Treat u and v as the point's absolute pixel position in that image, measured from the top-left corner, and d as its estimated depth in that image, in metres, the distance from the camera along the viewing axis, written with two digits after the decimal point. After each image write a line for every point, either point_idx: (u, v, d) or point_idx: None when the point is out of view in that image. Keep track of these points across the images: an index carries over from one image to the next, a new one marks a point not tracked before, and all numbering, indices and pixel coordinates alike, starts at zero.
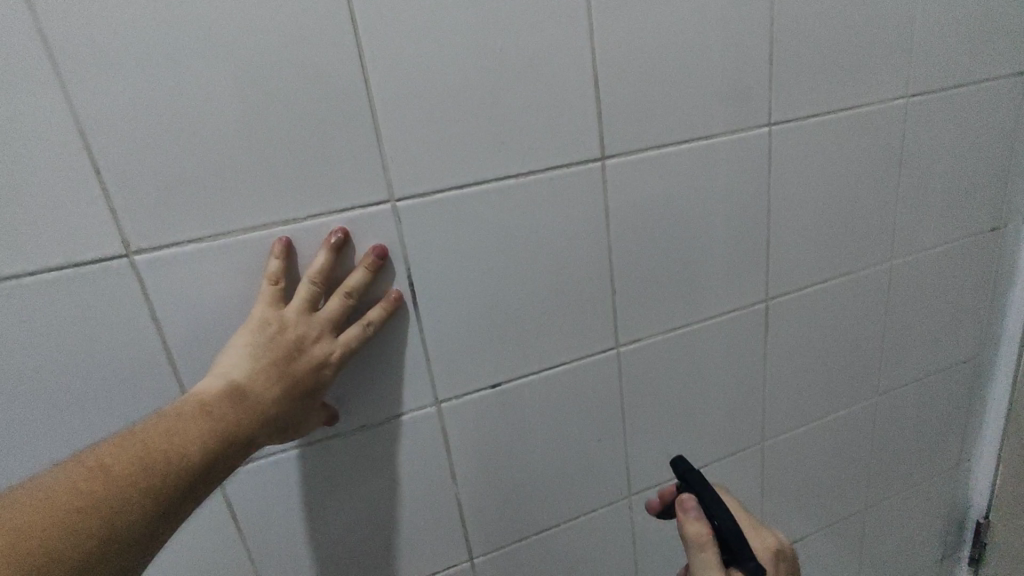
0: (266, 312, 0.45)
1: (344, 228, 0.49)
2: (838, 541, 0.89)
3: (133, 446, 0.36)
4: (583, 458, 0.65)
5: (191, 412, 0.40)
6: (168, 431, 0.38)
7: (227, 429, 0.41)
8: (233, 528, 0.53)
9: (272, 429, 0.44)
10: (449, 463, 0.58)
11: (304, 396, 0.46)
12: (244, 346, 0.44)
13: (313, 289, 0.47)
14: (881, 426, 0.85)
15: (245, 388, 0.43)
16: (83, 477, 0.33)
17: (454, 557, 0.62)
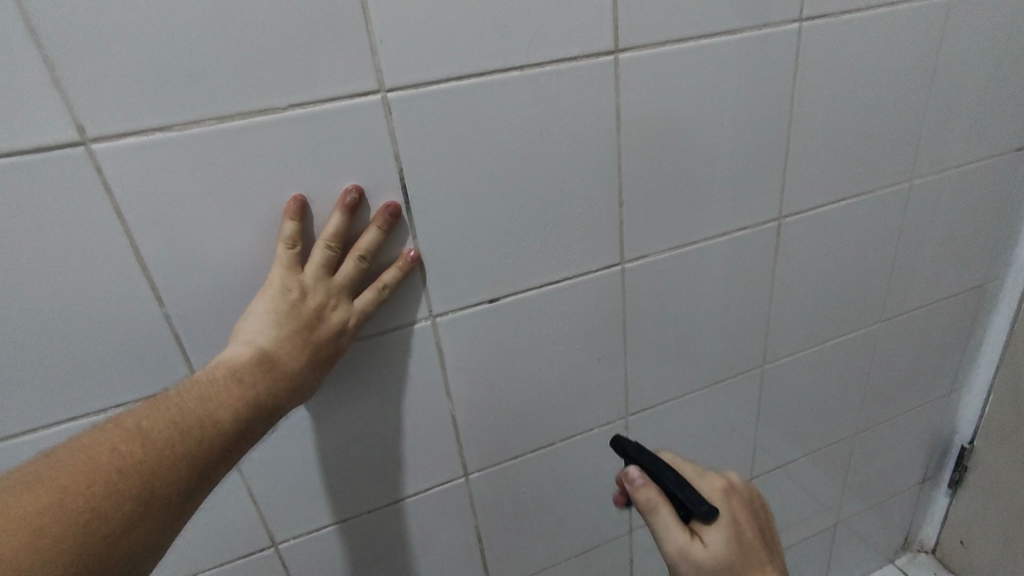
0: (285, 277, 0.45)
1: (358, 186, 0.46)
2: (826, 463, 0.91)
3: (168, 411, 0.38)
4: (581, 377, 0.63)
5: (220, 378, 0.41)
6: (201, 396, 0.40)
7: (256, 397, 0.42)
8: None
9: (299, 395, 0.45)
10: (444, 377, 0.57)
11: (328, 361, 0.47)
12: (266, 313, 0.44)
13: (328, 253, 0.46)
14: (880, 353, 0.84)
15: (269, 355, 0.43)
16: (123, 439, 0.35)
17: (449, 470, 0.62)
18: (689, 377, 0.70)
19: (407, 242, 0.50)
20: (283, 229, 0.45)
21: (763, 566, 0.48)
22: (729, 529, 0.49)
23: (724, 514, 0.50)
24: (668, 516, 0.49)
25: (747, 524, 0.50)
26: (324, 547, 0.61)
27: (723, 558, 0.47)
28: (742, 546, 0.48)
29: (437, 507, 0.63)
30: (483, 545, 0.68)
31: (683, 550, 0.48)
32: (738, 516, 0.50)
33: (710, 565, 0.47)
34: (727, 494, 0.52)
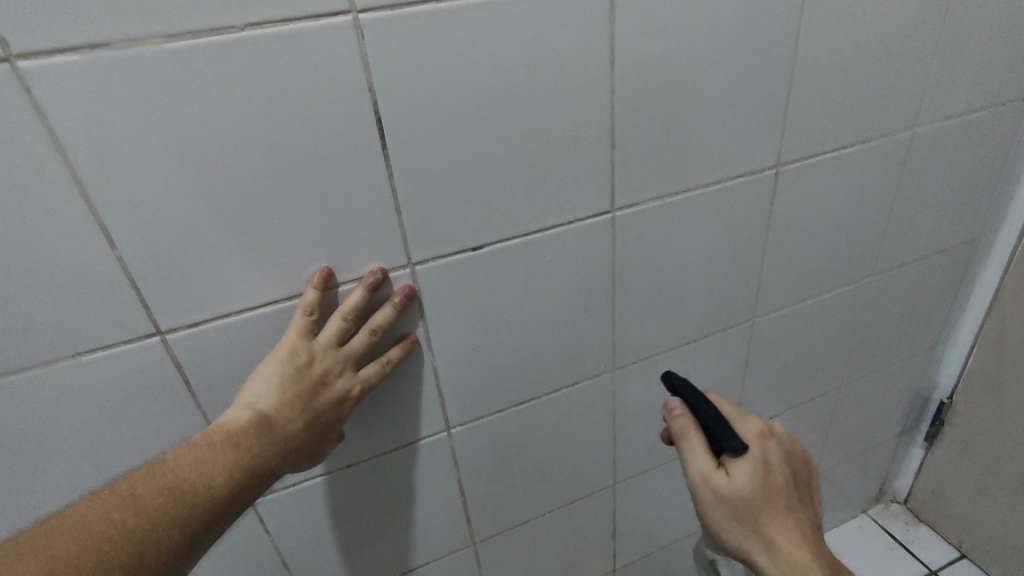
0: (296, 342, 0.47)
1: (382, 267, 0.50)
2: (810, 417, 0.91)
3: (163, 476, 0.40)
4: (567, 330, 0.61)
5: (219, 442, 0.43)
6: (198, 461, 0.41)
7: (252, 462, 0.44)
8: (188, 393, 0.50)
9: (292, 459, 0.47)
10: (425, 330, 0.55)
11: (326, 429, 0.49)
12: (273, 376, 0.46)
13: (343, 325, 0.48)
14: (869, 308, 0.83)
15: (270, 419, 0.45)
16: (116, 507, 0.37)
17: (431, 425, 0.60)
18: (678, 330, 0.68)
19: (415, 321, 0.54)
20: (305, 296, 0.47)
21: (786, 506, 0.49)
22: (758, 467, 0.49)
23: (756, 451, 0.50)
24: (697, 445, 0.52)
25: (779, 466, 0.50)
26: (302, 502, 0.59)
27: (743, 490, 0.48)
28: (767, 483, 0.49)
29: (418, 462, 0.62)
30: (465, 499, 0.67)
31: (703, 476, 0.50)
32: (772, 457, 0.50)
33: (727, 494, 0.49)
34: (765, 436, 0.52)
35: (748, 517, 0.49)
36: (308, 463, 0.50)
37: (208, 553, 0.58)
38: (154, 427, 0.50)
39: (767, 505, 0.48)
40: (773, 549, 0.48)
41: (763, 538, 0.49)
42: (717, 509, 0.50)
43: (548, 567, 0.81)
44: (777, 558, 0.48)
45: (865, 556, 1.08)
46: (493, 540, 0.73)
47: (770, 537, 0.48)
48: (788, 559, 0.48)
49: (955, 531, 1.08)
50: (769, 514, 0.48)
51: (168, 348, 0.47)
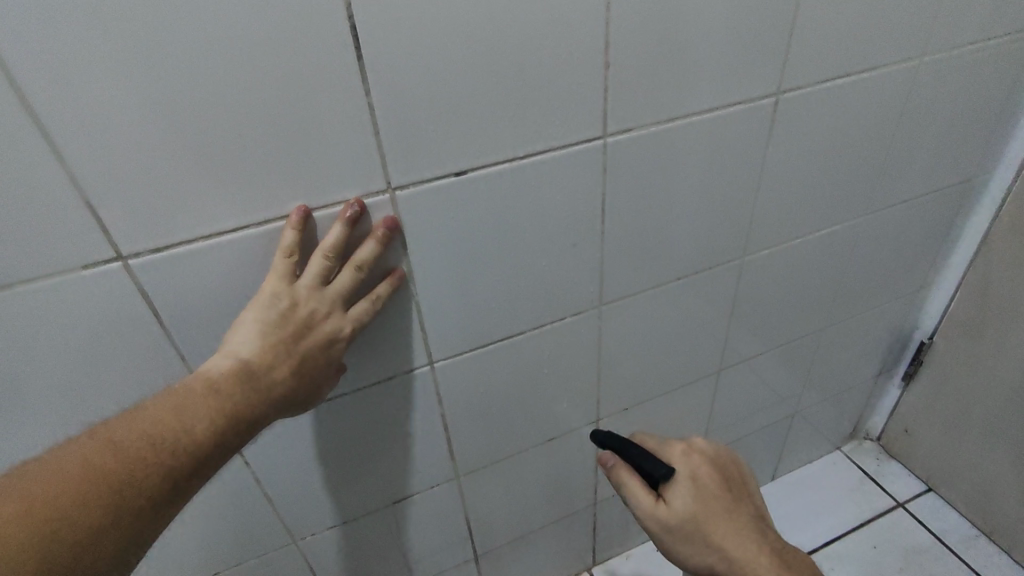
0: (278, 287, 0.45)
1: (361, 201, 0.47)
2: (792, 357, 0.92)
3: (143, 422, 0.38)
4: (556, 262, 0.59)
5: (200, 389, 0.41)
6: (178, 408, 0.39)
7: (235, 409, 0.41)
8: (156, 325, 0.47)
9: (282, 406, 0.45)
10: (406, 260, 0.52)
11: (314, 375, 0.47)
12: (255, 322, 0.44)
13: (325, 266, 0.46)
14: (858, 246, 0.82)
15: (253, 366, 0.43)
16: (92, 451, 0.36)
17: (413, 358, 0.59)
18: (666, 265, 0.66)
19: (397, 251, 0.51)
20: (284, 238, 0.45)
21: (725, 511, 0.56)
22: (689, 485, 0.57)
23: (683, 472, 0.58)
24: (634, 484, 0.59)
25: (708, 478, 0.58)
26: (281, 436, 0.58)
27: (684, 512, 0.56)
28: (702, 497, 0.56)
29: (401, 396, 0.61)
30: (449, 432, 0.67)
31: (651, 512, 0.57)
32: (699, 471, 0.59)
33: (674, 521, 0.56)
34: (686, 454, 0.60)
35: (700, 538, 0.55)
36: (301, 409, 0.48)
37: None
38: (121, 360, 0.47)
39: (710, 518, 0.55)
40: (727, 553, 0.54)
41: (717, 550, 0.55)
42: (674, 538, 0.56)
43: (532, 498, 0.82)
44: (734, 562, 0.54)
45: (836, 489, 1.12)
46: (477, 474, 0.73)
47: (724, 545, 0.54)
48: (744, 559, 0.54)
49: (924, 467, 1.12)
50: (715, 526, 0.55)
51: (132, 275, 0.44)
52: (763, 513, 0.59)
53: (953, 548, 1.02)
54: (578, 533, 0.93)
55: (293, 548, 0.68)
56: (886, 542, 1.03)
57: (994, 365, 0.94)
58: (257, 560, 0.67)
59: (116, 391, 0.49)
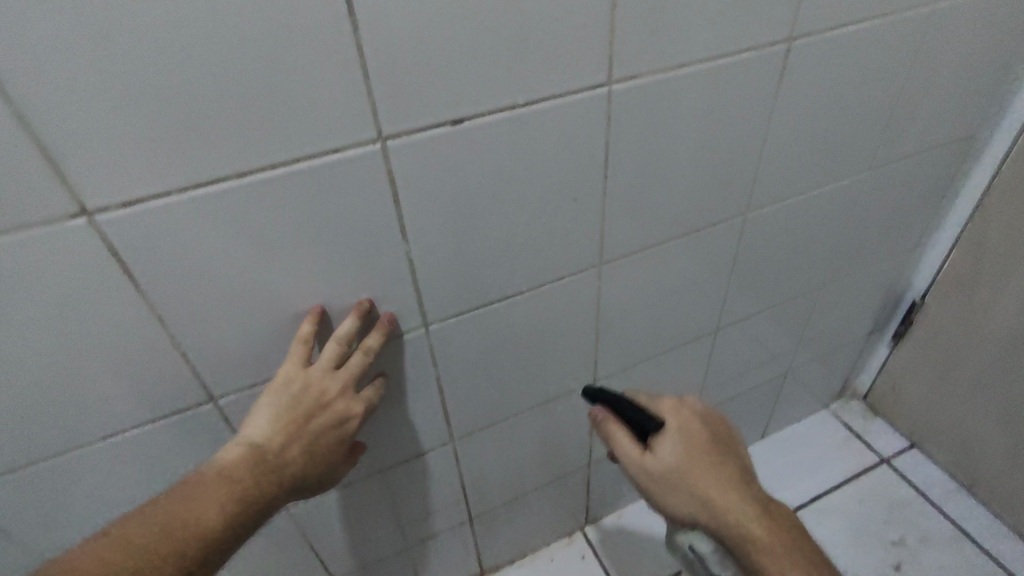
0: (293, 373, 0.49)
1: (370, 297, 0.52)
2: (786, 317, 0.91)
3: (155, 515, 0.42)
4: (556, 219, 0.56)
5: (212, 477, 0.45)
6: (190, 498, 0.43)
7: (247, 494, 0.45)
8: (131, 290, 0.43)
9: (293, 486, 0.49)
10: (398, 215, 0.49)
11: (325, 454, 0.50)
12: (269, 410, 0.48)
13: (336, 351, 0.50)
14: (858, 204, 0.80)
15: (264, 451, 0.47)
16: (107, 550, 0.40)
17: (407, 320, 0.56)
18: (668, 222, 0.64)
19: (389, 210, 0.48)
20: (301, 329, 0.50)
21: (710, 463, 0.56)
22: (676, 436, 0.57)
23: (671, 425, 0.58)
24: (622, 436, 0.59)
25: (696, 430, 0.58)
26: None
27: (670, 462, 0.56)
28: (689, 449, 0.56)
29: (395, 360, 0.59)
30: (444, 396, 0.65)
31: (637, 462, 0.58)
32: (688, 424, 0.58)
33: (659, 470, 0.56)
34: (676, 408, 0.60)
35: (684, 488, 0.55)
36: (312, 488, 0.51)
37: (173, 456, 0.55)
38: (94, 327, 0.44)
39: (695, 469, 0.55)
40: (710, 504, 0.55)
41: (700, 499, 0.55)
42: (658, 488, 0.57)
43: (526, 461, 0.81)
44: (715, 512, 0.55)
45: (823, 447, 1.14)
46: (472, 437, 0.72)
47: (705, 495, 0.55)
48: (725, 510, 0.54)
49: (909, 423, 1.14)
50: (698, 477, 0.55)
51: (100, 233, 0.40)
52: (749, 466, 0.59)
53: (935, 501, 1.05)
54: (571, 493, 0.93)
55: (286, 515, 0.67)
56: (872, 497, 1.05)
57: (985, 324, 0.94)
58: None
59: (89, 361, 0.45)
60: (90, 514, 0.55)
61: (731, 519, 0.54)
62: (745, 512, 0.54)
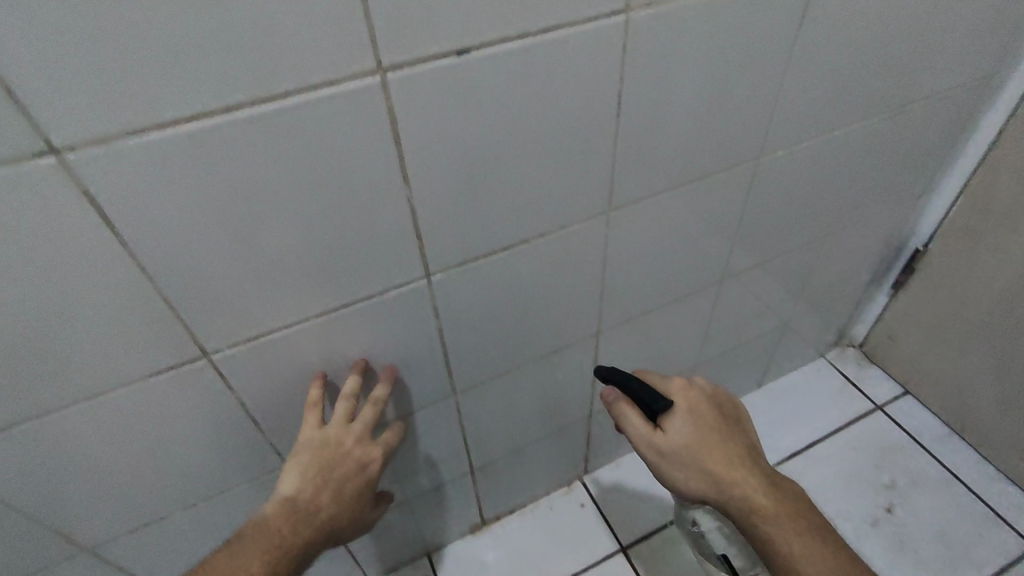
0: (311, 433, 0.55)
1: (365, 356, 0.59)
2: (790, 266, 0.90)
3: (209, 574, 0.49)
4: (565, 162, 0.53)
5: (253, 534, 0.51)
6: (236, 554, 0.50)
7: (286, 544, 0.51)
8: (112, 238, 0.39)
9: (329, 531, 0.54)
10: (399, 156, 0.45)
11: (354, 498, 0.56)
12: (296, 467, 0.54)
13: (346, 406, 0.56)
14: (871, 149, 0.77)
15: (295, 503, 0.53)
16: None
17: (409, 271, 0.53)
18: (680, 166, 0.61)
19: (389, 152, 0.44)
20: (309, 395, 0.56)
21: (720, 444, 0.55)
22: (686, 416, 0.56)
23: (681, 405, 0.57)
24: (632, 415, 0.58)
25: (705, 411, 0.57)
26: (268, 359, 0.53)
27: (680, 441, 0.55)
28: (699, 428, 0.56)
29: (396, 314, 0.56)
30: (446, 350, 0.63)
31: (646, 440, 0.57)
32: (697, 404, 0.58)
33: (668, 449, 0.55)
34: (686, 388, 0.59)
35: (693, 466, 0.55)
36: (348, 529, 0.57)
37: (167, 415, 0.52)
38: (73, 279, 0.40)
39: (704, 447, 0.55)
40: (720, 484, 0.54)
41: (710, 479, 0.54)
42: (666, 465, 0.56)
43: (528, 413, 0.80)
44: (725, 490, 0.54)
45: (819, 394, 1.15)
46: (475, 390, 0.71)
47: (715, 472, 0.54)
48: (735, 488, 0.53)
49: (903, 371, 1.14)
50: (707, 456, 0.54)
51: (72, 174, 0.36)
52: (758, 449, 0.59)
53: (926, 446, 1.07)
54: (571, 444, 0.93)
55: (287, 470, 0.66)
56: (865, 443, 1.07)
57: (987, 272, 0.93)
58: (249, 484, 0.65)
59: (71, 315, 0.42)
60: (83, 474, 0.53)
61: (740, 497, 0.53)
62: (756, 492, 0.53)
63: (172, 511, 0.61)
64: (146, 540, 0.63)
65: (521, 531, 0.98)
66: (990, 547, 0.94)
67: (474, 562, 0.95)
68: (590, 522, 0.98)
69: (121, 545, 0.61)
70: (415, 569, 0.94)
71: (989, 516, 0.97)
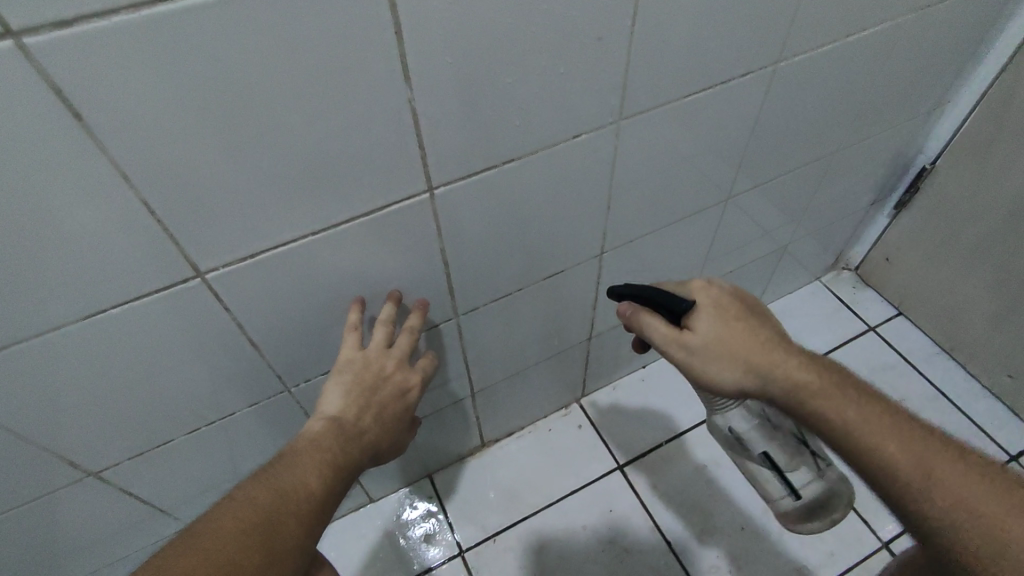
0: (352, 354, 0.55)
1: (397, 290, 0.59)
2: (797, 185, 0.87)
3: (269, 481, 0.46)
4: (578, 63, 0.49)
5: (305, 448, 0.49)
6: (293, 465, 0.48)
7: (337, 459, 0.50)
8: (86, 139, 0.36)
9: (371, 453, 0.54)
10: (398, 50, 0.41)
11: (394, 424, 0.56)
12: (338, 387, 0.54)
13: (387, 330, 0.57)
14: (890, 56, 0.73)
15: (341, 422, 0.52)
16: (235, 507, 0.43)
17: (410, 184, 0.50)
18: (696, 69, 0.57)
19: (388, 44, 0.40)
20: (348, 320, 0.56)
21: (750, 332, 0.54)
22: (711, 312, 0.55)
23: (705, 301, 0.55)
24: (656, 322, 0.56)
25: (727, 303, 0.55)
26: (266, 279, 0.51)
27: (710, 335, 0.54)
28: (726, 320, 0.54)
29: (398, 230, 0.54)
30: (449, 269, 0.61)
31: (674, 339, 0.55)
32: (718, 298, 0.56)
33: (701, 347, 0.54)
34: (704, 286, 0.57)
35: (728, 355, 0.53)
36: (380, 457, 0.56)
37: (161, 336, 0.50)
38: (46, 187, 0.37)
39: (735, 337, 0.53)
40: (757, 368, 0.53)
41: (749, 367, 0.53)
42: (700, 363, 0.54)
43: (531, 335, 0.80)
44: (764, 373, 0.53)
45: (813, 317, 1.16)
46: (478, 312, 0.69)
47: (748, 358, 0.53)
48: (779, 369, 0.53)
49: (897, 292, 1.15)
50: (739, 344, 0.53)
51: (34, 63, 0.32)
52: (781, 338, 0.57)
53: (915, 365, 1.09)
54: (571, 367, 0.94)
55: (289, 394, 0.65)
56: (857, 363, 1.09)
57: (993, 190, 0.92)
58: (251, 408, 0.64)
59: (47, 226, 0.39)
60: (76, 398, 0.51)
61: (782, 375, 0.52)
62: (797, 367, 0.53)
63: (174, 435, 0.61)
64: (151, 465, 0.62)
65: (521, 452, 1.00)
66: None
67: (476, 480, 0.97)
68: (588, 442, 1.01)
69: (125, 470, 0.61)
70: (418, 489, 0.97)
71: (970, 430, 1.01)
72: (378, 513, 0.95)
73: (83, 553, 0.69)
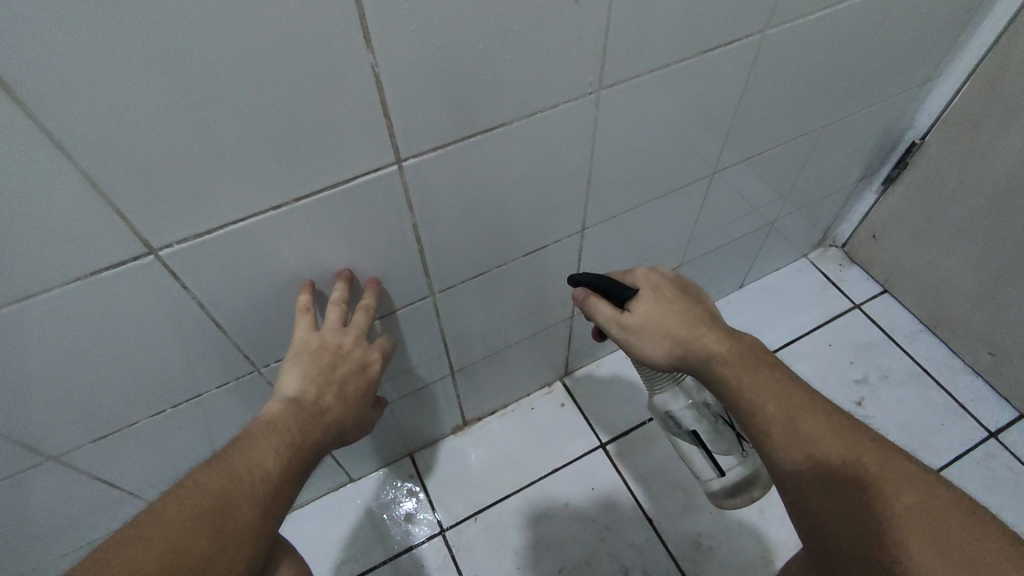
0: (306, 335, 0.53)
1: (348, 268, 0.56)
2: (784, 159, 0.85)
3: (222, 466, 0.44)
4: (554, 27, 0.46)
5: (261, 430, 0.47)
6: (247, 448, 0.46)
7: (295, 439, 0.48)
8: (11, 106, 0.33)
9: (336, 432, 0.52)
10: (357, 10, 0.38)
11: (359, 400, 0.54)
12: (295, 369, 0.52)
13: (339, 309, 0.54)
14: (882, 24, 0.71)
15: (301, 402, 0.50)
16: (184, 495, 0.41)
17: (377, 155, 0.48)
18: (680, 36, 0.54)
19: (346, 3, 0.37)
20: (298, 302, 0.54)
21: (682, 311, 0.53)
22: (648, 294, 0.55)
23: (643, 286, 0.56)
24: (600, 306, 0.57)
25: (665, 287, 0.55)
26: (225, 257, 0.48)
27: (643, 315, 0.54)
28: (661, 301, 0.54)
29: (366, 205, 0.51)
30: (422, 245, 0.59)
31: (616, 321, 0.56)
32: (658, 281, 0.56)
33: (636, 327, 0.54)
34: (645, 271, 0.57)
35: (660, 334, 0.53)
36: (347, 436, 0.55)
37: (116, 317, 0.48)
38: None
39: (667, 316, 0.53)
40: (683, 343, 0.52)
41: (680, 345, 0.52)
42: (636, 341, 0.54)
43: (511, 313, 0.78)
44: (689, 349, 0.52)
45: (798, 295, 1.15)
46: (454, 289, 0.67)
47: (677, 334, 0.52)
48: (697, 344, 0.51)
49: (883, 269, 1.14)
50: (670, 322, 0.53)
51: None
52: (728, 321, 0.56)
53: (898, 342, 1.09)
54: (553, 345, 0.92)
55: (258, 374, 0.63)
56: (841, 341, 1.09)
57: (983, 166, 0.90)
58: (219, 389, 0.62)
59: None
60: (27, 383, 0.48)
61: (703, 350, 0.51)
62: (719, 343, 0.51)
63: (139, 417, 0.59)
64: (116, 448, 0.60)
65: (502, 430, 0.99)
66: (949, 436, 0.98)
67: (457, 459, 0.96)
68: (570, 420, 1.00)
69: (87, 454, 0.59)
70: (398, 468, 0.96)
71: (951, 407, 1.01)
72: (358, 493, 0.94)
73: (49, 537, 0.68)
